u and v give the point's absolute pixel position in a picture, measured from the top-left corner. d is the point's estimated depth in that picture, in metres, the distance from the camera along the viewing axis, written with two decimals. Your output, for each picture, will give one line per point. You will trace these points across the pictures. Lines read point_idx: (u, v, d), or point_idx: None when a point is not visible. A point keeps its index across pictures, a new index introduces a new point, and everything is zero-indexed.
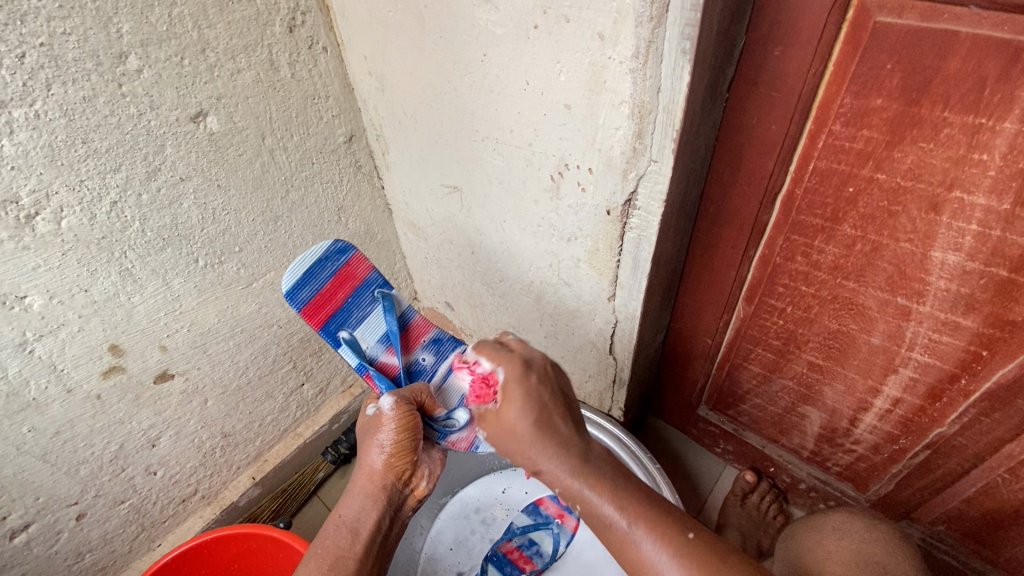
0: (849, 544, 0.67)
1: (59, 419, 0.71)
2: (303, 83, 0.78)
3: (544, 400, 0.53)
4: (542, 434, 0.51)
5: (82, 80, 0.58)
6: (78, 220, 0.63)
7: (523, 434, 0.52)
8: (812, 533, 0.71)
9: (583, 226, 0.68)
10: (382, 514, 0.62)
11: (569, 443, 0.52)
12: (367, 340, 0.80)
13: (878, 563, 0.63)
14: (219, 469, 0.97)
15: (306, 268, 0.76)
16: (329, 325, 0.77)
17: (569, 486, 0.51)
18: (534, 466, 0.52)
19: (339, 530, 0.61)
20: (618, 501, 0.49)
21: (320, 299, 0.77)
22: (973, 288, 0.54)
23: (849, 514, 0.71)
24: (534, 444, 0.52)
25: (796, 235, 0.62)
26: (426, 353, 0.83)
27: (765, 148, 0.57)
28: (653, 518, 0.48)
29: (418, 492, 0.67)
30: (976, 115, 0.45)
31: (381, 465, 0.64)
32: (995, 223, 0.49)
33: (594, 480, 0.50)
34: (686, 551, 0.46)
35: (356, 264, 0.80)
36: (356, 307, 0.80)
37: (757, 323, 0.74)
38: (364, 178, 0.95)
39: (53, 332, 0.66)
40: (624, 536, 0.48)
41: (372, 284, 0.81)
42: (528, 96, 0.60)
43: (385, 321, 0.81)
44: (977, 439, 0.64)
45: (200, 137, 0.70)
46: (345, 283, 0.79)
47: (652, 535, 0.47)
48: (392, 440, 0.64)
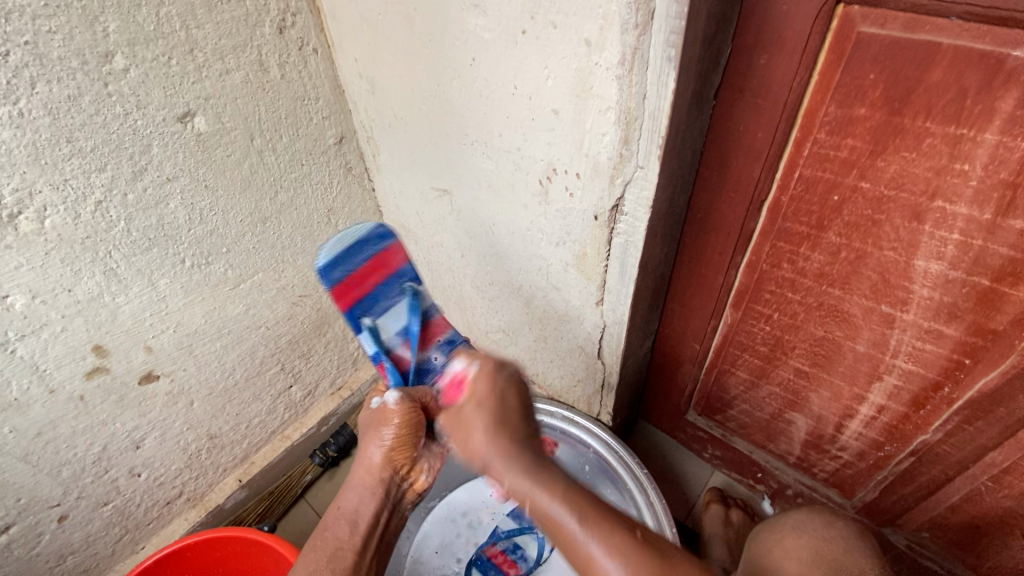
0: (806, 542, 0.62)
1: (42, 420, 0.70)
2: (293, 84, 0.78)
3: (505, 404, 0.56)
4: (498, 432, 0.53)
5: (68, 79, 0.58)
6: (62, 220, 0.62)
7: (482, 436, 0.53)
8: (771, 533, 0.65)
9: (571, 230, 0.67)
10: (379, 506, 0.63)
11: (525, 441, 0.53)
12: (387, 331, 0.75)
13: (836, 561, 0.59)
14: (205, 470, 0.96)
15: (342, 248, 0.72)
16: (354, 310, 0.73)
17: (518, 484, 0.50)
18: (489, 466, 0.52)
19: (338, 522, 0.62)
20: (565, 497, 0.48)
21: (351, 281, 0.72)
22: (956, 297, 0.54)
23: (810, 511, 0.66)
24: (490, 442, 0.53)
25: (782, 242, 0.62)
26: (440, 353, 0.78)
27: (752, 156, 0.58)
28: (598, 513, 0.48)
29: (418, 484, 0.67)
30: (958, 125, 0.45)
31: (380, 460, 0.63)
32: (977, 232, 0.49)
33: (545, 477, 0.50)
34: (630, 548, 0.45)
35: (393, 254, 0.76)
36: (383, 296, 0.76)
37: (745, 329, 0.74)
38: (354, 179, 0.94)
39: (35, 332, 0.65)
40: (571, 535, 0.47)
41: (404, 277, 0.76)
42: (516, 100, 0.60)
43: (408, 317, 0.76)
44: (961, 446, 0.64)
45: (187, 137, 0.69)
46: (378, 271, 0.75)
47: (596, 532, 0.46)
48: (393, 436, 0.62)
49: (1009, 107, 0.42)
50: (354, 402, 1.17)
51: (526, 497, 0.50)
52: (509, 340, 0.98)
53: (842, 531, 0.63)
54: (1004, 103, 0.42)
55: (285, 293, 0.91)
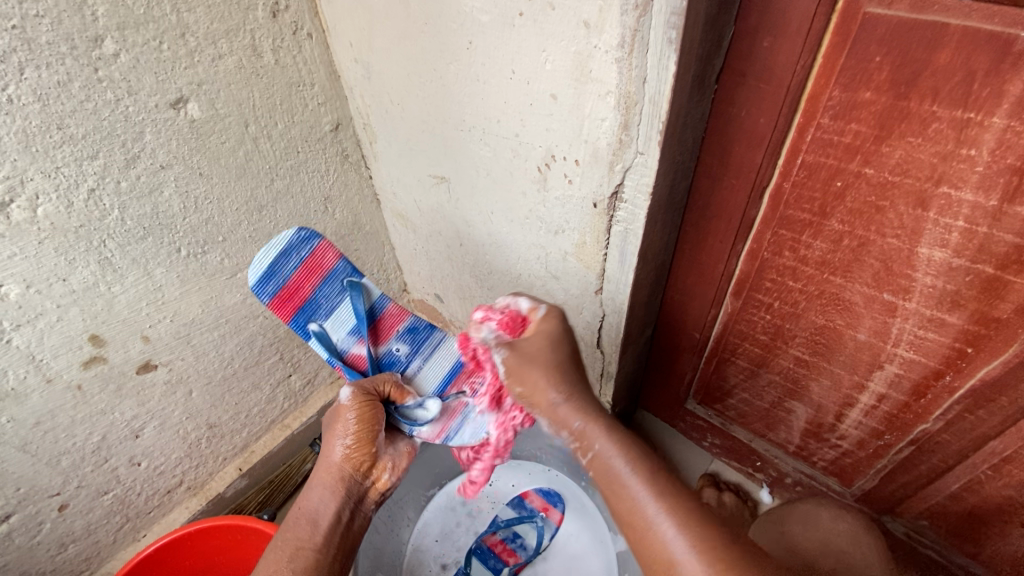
0: (813, 534, 0.67)
1: (40, 410, 0.70)
2: (287, 69, 0.76)
3: (568, 354, 0.62)
4: (569, 378, 0.60)
5: (57, 65, 0.57)
6: (54, 208, 0.62)
7: (553, 377, 0.60)
8: (782, 524, 0.70)
9: (570, 219, 0.67)
10: (339, 504, 0.62)
11: (590, 394, 0.61)
12: (336, 332, 0.75)
13: (841, 552, 0.64)
14: (205, 460, 0.96)
15: (271, 262, 0.71)
16: (298, 318, 0.73)
17: (581, 427, 0.58)
18: (554, 405, 0.59)
19: (299, 522, 0.61)
20: (627, 450, 0.56)
21: (287, 292, 0.72)
22: (960, 285, 0.53)
23: (817, 504, 0.71)
24: (561, 384, 0.60)
25: (783, 230, 0.61)
26: (400, 342, 0.78)
27: (753, 142, 0.57)
28: (654, 468, 0.54)
29: (380, 484, 0.67)
30: (965, 109, 0.44)
31: (340, 457, 0.65)
32: (982, 219, 0.48)
33: (609, 426, 0.58)
34: (680, 497, 0.51)
35: (322, 254, 0.73)
36: (325, 297, 0.75)
37: (745, 318, 0.74)
38: (351, 167, 0.93)
39: (31, 322, 0.65)
40: (626, 477, 0.53)
41: (339, 274, 0.75)
42: (514, 85, 0.59)
43: (355, 313, 0.75)
44: (961, 435, 0.64)
45: (180, 124, 0.68)
46: (313, 274, 0.73)
47: (650, 482, 0.52)
48: (351, 432, 0.65)
49: (1019, 90, 0.41)
50: None
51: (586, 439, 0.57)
52: None
53: (850, 526, 0.67)
54: (1013, 86, 0.41)
55: None
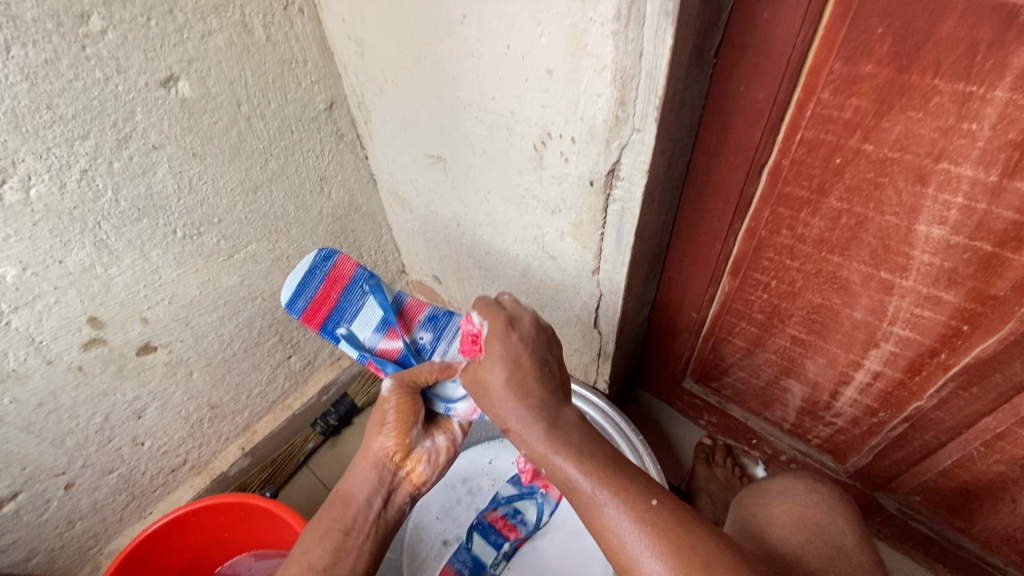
0: (791, 507, 0.65)
1: (42, 391, 0.71)
2: (279, 46, 0.75)
3: (522, 364, 0.57)
4: (512, 399, 0.55)
5: (43, 42, 0.55)
6: (47, 189, 0.61)
7: (499, 397, 0.56)
8: (756, 498, 0.68)
9: (567, 198, 0.66)
10: (372, 492, 0.60)
11: (544, 404, 0.55)
12: (363, 333, 0.76)
13: (818, 525, 0.62)
14: (208, 439, 0.97)
15: (298, 279, 0.76)
16: (327, 326, 0.76)
17: (539, 448, 0.53)
18: (510, 428, 0.56)
19: (334, 503, 0.60)
20: (584, 466, 0.50)
21: (316, 304, 0.76)
22: (957, 263, 0.53)
23: (796, 479, 0.69)
24: (508, 404, 0.55)
25: (782, 207, 0.61)
26: (424, 331, 0.76)
27: (752, 118, 0.56)
28: (617, 484, 0.48)
29: (415, 477, 0.63)
30: (966, 82, 0.43)
31: (378, 445, 0.62)
32: (982, 195, 0.48)
33: (563, 441, 0.52)
34: (643, 517, 0.46)
35: (343, 265, 0.77)
36: (350, 303, 0.77)
37: (742, 297, 0.74)
38: (347, 147, 0.92)
39: (29, 304, 0.65)
40: (588, 500, 0.48)
41: (360, 279, 0.77)
42: (509, 61, 0.58)
43: (379, 309, 0.76)
44: (955, 412, 0.64)
45: (172, 102, 0.67)
46: (335, 284, 0.77)
47: (611, 499, 0.47)
48: (391, 420, 0.62)
49: (1022, 62, 0.40)
50: (354, 372, 1.18)
51: (544, 459, 0.53)
52: None
53: (827, 498, 0.65)
54: (1016, 58, 0.40)
55: (280, 264, 0.91)
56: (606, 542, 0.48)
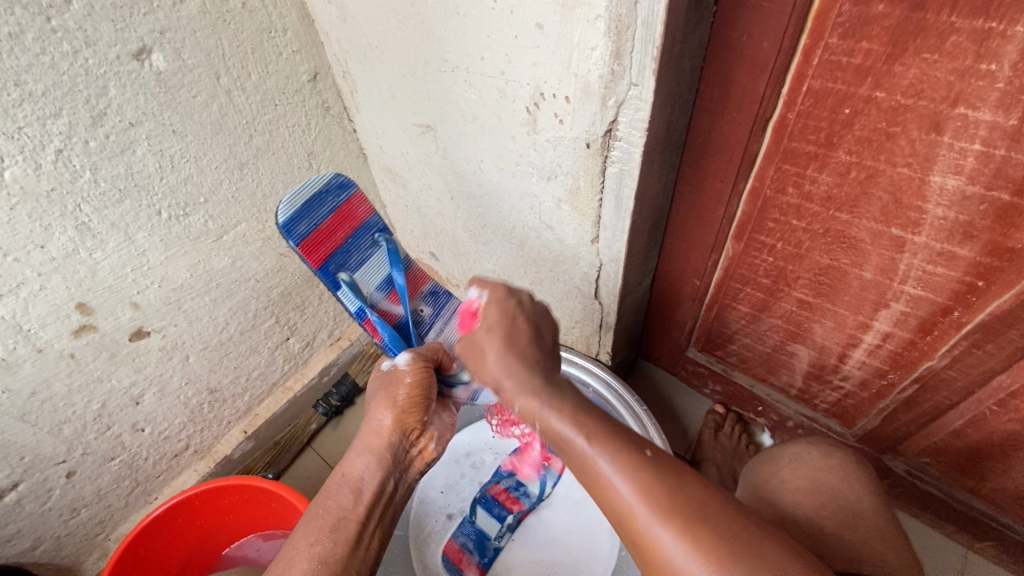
0: (804, 473, 0.63)
1: (34, 379, 0.69)
2: (256, 14, 0.71)
3: (516, 325, 0.53)
4: (507, 356, 0.51)
5: (5, 14, 0.52)
6: (22, 171, 0.59)
7: (492, 353, 0.51)
8: (769, 465, 0.66)
9: (563, 162, 0.63)
10: (386, 475, 0.57)
11: (538, 360, 0.51)
12: (367, 284, 0.73)
13: (833, 489, 0.61)
14: (209, 423, 0.97)
15: (305, 201, 0.68)
16: (329, 265, 0.70)
17: (531, 405, 0.49)
18: (499, 386, 0.51)
19: (341, 490, 0.56)
20: (578, 420, 0.47)
21: (319, 236, 0.69)
22: (972, 215, 0.50)
23: (808, 443, 0.66)
24: (500, 362, 0.51)
25: (787, 164, 0.58)
26: (425, 304, 0.79)
27: (756, 69, 0.53)
28: (612, 435, 0.46)
29: (426, 454, 0.61)
30: (986, 19, 0.40)
31: (390, 422, 0.59)
32: (1000, 141, 0.45)
33: (556, 397, 0.48)
34: (638, 467, 0.43)
35: (357, 204, 0.74)
36: (355, 249, 0.73)
37: (747, 261, 0.72)
38: (334, 121, 0.89)
39: (13, 291, 0.63)
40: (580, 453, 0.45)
41: (372, 228, 0.75)
42: (496, 16, 0.54)
43: (387, 266, 0.76)
44: (967, 371, 0.63)
45: (146, 76, 0.64)
46: (345, 223, 0.73)
47: (607, 451, 0.44)
48: (405, 395, 0.59)
49: None
50: (354, 352, 1.17)
51: (534, 415, 0.49)
52: (505, 285, 0.96)
53: (842, 463, 0.63)
54: None
55: (271, 244, 0.89)
56: (600, 494, 0.45)
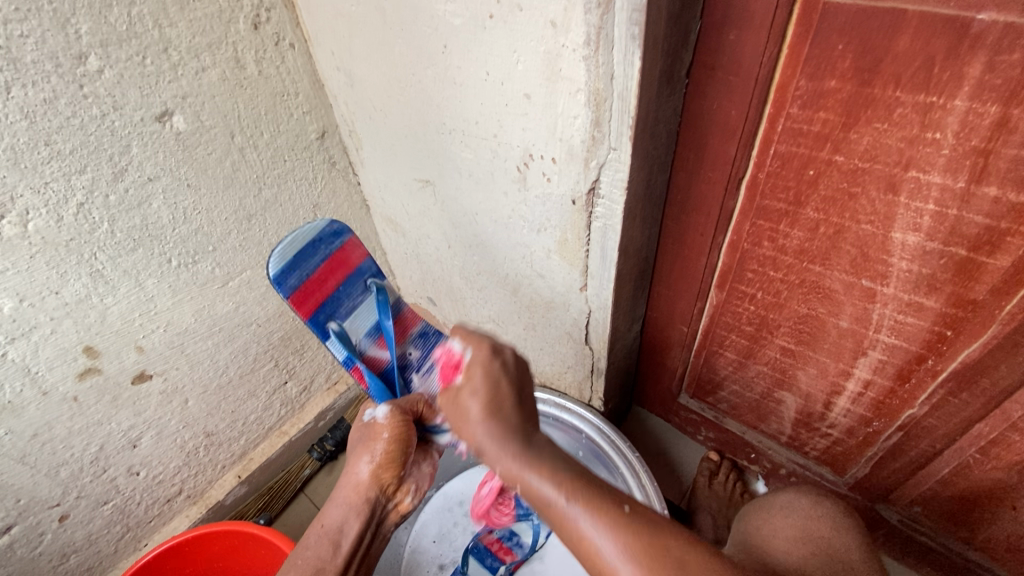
0: (794, 521, 0.64)
1: (37, 422, 0.71)
2: (271, 80, 0.78)
3: (499, 385, 0.53)
4: (492, 412, 0.51)
5: (42, 82, 0.58)
6: (45, 223, 0.63)
7: (477, 407, 0.51)
8: (759, 513, 0.67)
9: (551, 217, 0.67)
10: (363, 528, 0.59)
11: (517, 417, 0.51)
12: (356, 332, 0.76)
13: (821, 539, 0.61)
14: (204, 468, 0.97)
15: (297, 251, 0.71)
16: (318, 315, 0.72)
17: (510, 466, 0.48)
18: (481, 447, 0.50)
19: (320, 540, 0.59)
20: (560, 482, 0.46)
21: (309, 286, 0.72)
22: (934, 269, 0.53)
23: (796, 492, 0.67)
24: (482, 423, 0.50)
25: (761, 220, 0.62)
26: (414, 346, 0.80)
27: (727, 134, 0.57)
28: (594, 495, 0.45)
29: (402, 507, 0.64)
30: (927, 94, 0.45)
31: (368, 476, 0.61)
32: (952, 202, 0.49)
33: (536, 459, 0.48)
34: (619, 523, 0.43)
35: (351, 251, 0.77)
36: (346, 297, 0.76)
37: (730, 309, 0.74)
38: (339, 174, 0.95)
39: (25, 335, 0.66)
40: (561, 512, 0.45)
41: (365, 273, 0.78)
42: (489, 86, 0.60)
43: (377, 313, 0.78)
44: (947, 419, 0.64)
45: (166, 136, 0.70)
46: (336, 271, 0.75)
47: (589, 507, 0.44)
48: (383, 451, 0.61)
49: (978, 73, 0.42)
50: (351, 397, 1.18)
51: (515, 477, 0.48)
52: (499, 330, 0.98)
53: (830, 512, 0.64)
54: (971, 69, 0.42)
55: (274, 290, 0.92)
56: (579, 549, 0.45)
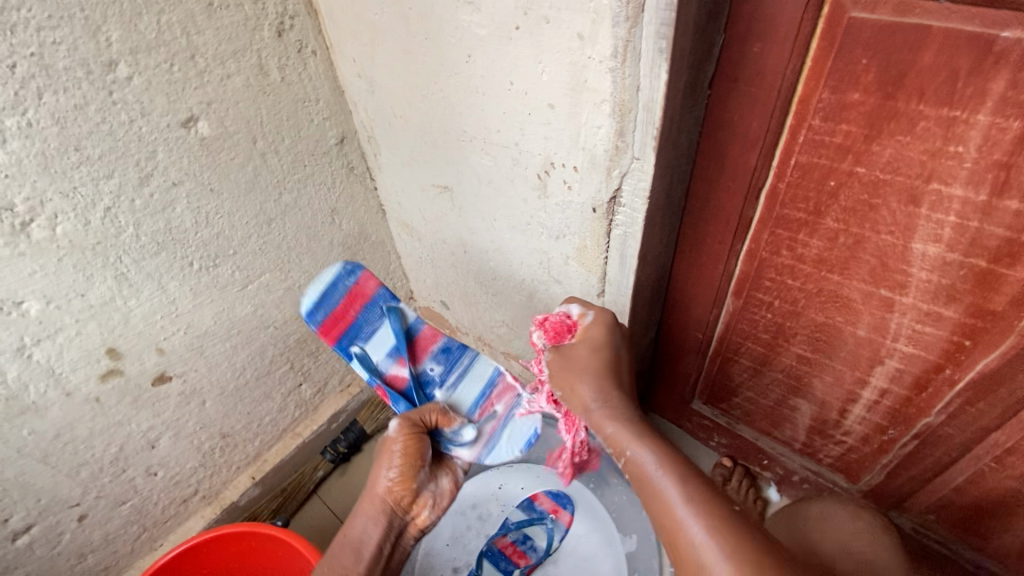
0: (835, 533, 0.69)
1: (59, 422, 0.72)
2: (293, 86, 0.79)
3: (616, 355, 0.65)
4: (606, 387, 0.62)
5: (74, 89, 0.59)
6: (72, 227, 0.64)
7: (586, 380, 0.63)
8: (801, 523, 0.73)
9: (571, 224, 0.68)
10: (382, 537, 0.60)
11: (627, 404, 0.62)
12: (377, 354, 0.81)
13: (860, 550, 0.66)
14: (219, 469, 0.98)
15: (322, 291, 0.82)
16: (342, 341, 0.81)
17: (620, 435, 0.58)
18: (595, 417, 0.61)
19: (341, 552, 0.59)
20: (663, 456, 0.54)
21: (335, 317, 0.81)
22: (954, 279, 0.54)
23: (838, 502, 0.73)
24: (596, 394, 0.62)
25: (780, 229, 0.63)
26: (434, 362, 0.83)
27: (747, 144, 0.58)
28: (690, 473, 0.52)
29: (420, 521, 0.65)
30: (950, 108, 0.45)
31: (384, 488, 0.62)
32: (973, 214, 0.49)
33: (644, 434, 0.57)
34: (704, 493, 0.50)
35: (366, 283, 0.84)
36: (366, 324, 0.82)
37: (746, 317, 0.75)
38: (357, 179, 0.95)
39: (51, 336, 0.67)
40: (653, 478, 0.53)
41: (381, 300, 0.83)
42: (513, 96, 0.61)
43: (393, 335, 0.82)
44: (964, 428, 0.64)
45: (191, 141, 0.70)
46: (355, 301, 0.83)
47: (681, 480, 0.51)
48: (398, 463, 0.63)
49: (1001, 88, 0.42)
50: (363, 399, 1.19)
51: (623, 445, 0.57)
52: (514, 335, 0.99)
53: (869, 526, 0.69)
54: (995, 85, 0.42)
55: (291, 293, 0.93)
56: (658, 511, 0.51)
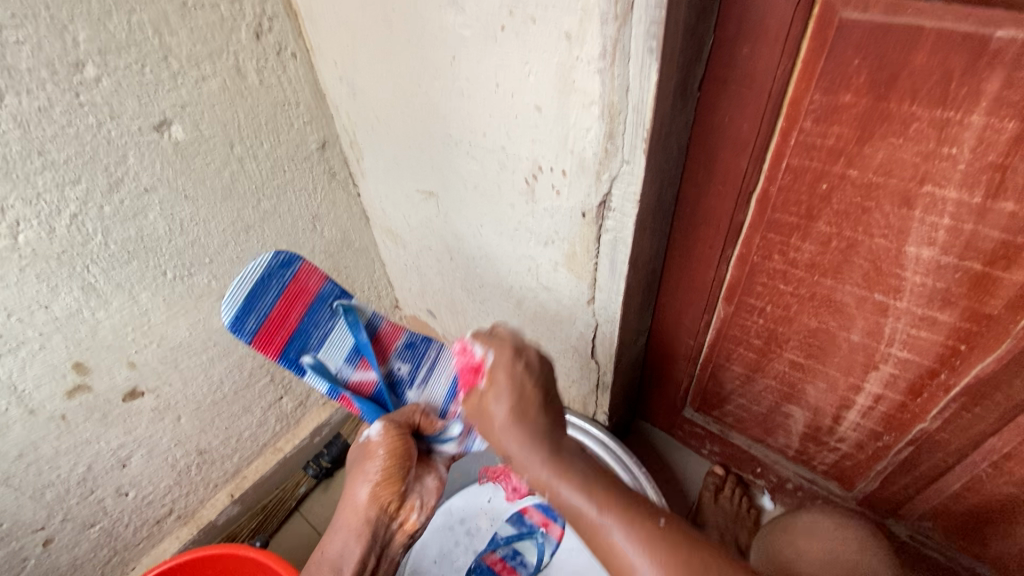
0: (819, 543, 0.73)
1: (22, 442, 0.68)
2: (272, 89, 0.76)
3: (526, 388, 0.52)
4: (517, 422, 0.50)
5: (37, 90, 0.56)
6: (36, 235, 0.60)
7: (501, 423, 0.50)
8: (785, 535, 0.77)
9: (559, 229, 0.67)
10: (365, 550, 0.58)
11: (545, 433, 0.50)
12: (334, 360, 0.69)
13: (846, 560, 0.69)
14: (196, 487, 0.94)
15: (247, 292, 0.64)
16: (288, 352, 0.67)
17: (540, 474, 0.48)
18: (510, 457, 0.50)
19: (322, 569, 0.58)
20: (588, 490, 0.46)
21: (272, 323, 0.65)
22: (949, 283, 0.53)
23: (820, 513, 0.76)
24: (507, 432, 0.50)
25: (772, 233, 0.62)
26: (401, 361, 0.73)
27: (738, 148, 0.57)
28: (624, 504, 0.45)
29: (408, 525, 0.61)
30: (944, 108, 0.44)
31: (367, 497, 0.58)
32: (968, 216, 0.49)
33: (565, 468, 0.47)
34: (647, 535, 0.43)
35: (307, 279, 0.68)
36: (315, 327, 0.69)
37: (738, 323, 0.74)
38: (339, 185, 0.93)
39: (12, 351, 0.63)
40: (589, 522, 0.45)
41: (328, 298, 0.70)
42: (499, 98, 0.59)
43: (352, 335, 0.70)
44: (960, 434, 0.64)
45: (164, 146, 0.68)
46: (297, 304, 0.67)
47: (619, 519, 0.44)
48: (380, 469, 0.59)
49: (995, 89, 0.42)
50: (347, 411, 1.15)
51: (544, 485, 0.48)
52: None
53: (855, 533, 0.72)
54: (990, 85, 0.42)
55: None
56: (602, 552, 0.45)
